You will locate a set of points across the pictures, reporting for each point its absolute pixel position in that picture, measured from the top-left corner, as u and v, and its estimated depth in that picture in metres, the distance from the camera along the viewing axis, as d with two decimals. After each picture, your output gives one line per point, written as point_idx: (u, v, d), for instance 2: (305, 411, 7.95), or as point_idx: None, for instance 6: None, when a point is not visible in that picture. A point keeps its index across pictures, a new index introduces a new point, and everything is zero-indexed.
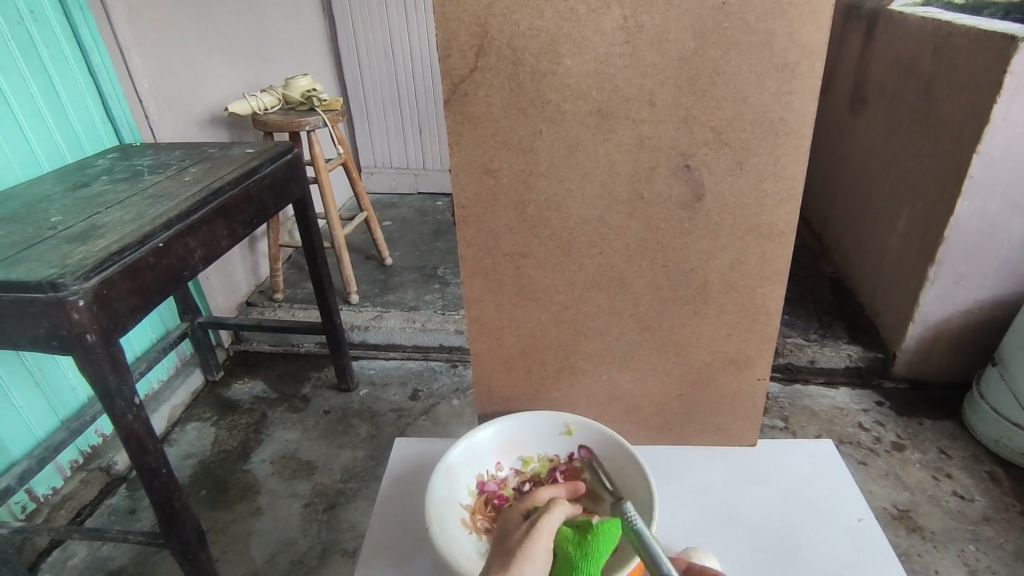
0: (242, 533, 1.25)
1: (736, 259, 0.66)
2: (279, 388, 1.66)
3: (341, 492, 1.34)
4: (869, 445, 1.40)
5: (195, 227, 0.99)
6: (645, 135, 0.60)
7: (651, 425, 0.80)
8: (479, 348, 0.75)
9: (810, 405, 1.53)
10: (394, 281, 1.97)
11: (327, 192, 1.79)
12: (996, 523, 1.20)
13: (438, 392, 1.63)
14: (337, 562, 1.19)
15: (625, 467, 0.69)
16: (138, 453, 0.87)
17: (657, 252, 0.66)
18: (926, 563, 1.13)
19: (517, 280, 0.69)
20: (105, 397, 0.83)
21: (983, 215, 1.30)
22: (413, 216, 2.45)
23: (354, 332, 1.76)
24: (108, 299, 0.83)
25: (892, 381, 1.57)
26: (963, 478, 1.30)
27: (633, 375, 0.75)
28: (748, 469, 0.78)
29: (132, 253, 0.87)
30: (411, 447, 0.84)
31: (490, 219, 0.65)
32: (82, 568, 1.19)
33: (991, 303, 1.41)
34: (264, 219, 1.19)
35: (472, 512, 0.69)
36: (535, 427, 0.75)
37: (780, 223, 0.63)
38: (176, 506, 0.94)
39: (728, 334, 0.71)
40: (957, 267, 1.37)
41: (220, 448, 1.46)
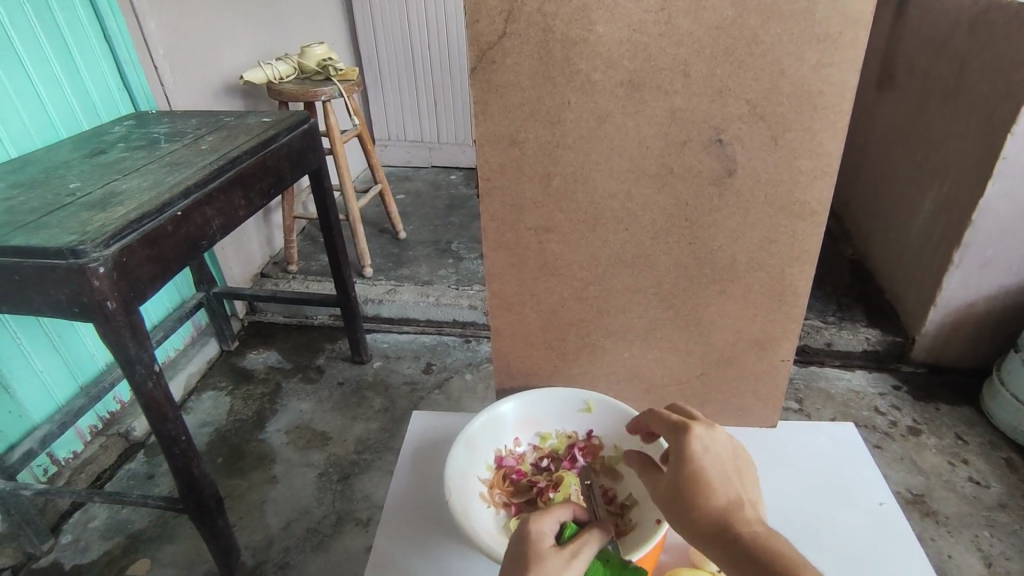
0: (258, 501, 1.27)
1: (766, 238, 0.65)
2: (294, 358, 1.68)
3: (355, 463, 1.36)
4: (884, 429, 1.39)
5: (212, 196, 0.98)
6: (677, 107, 0.58)
7: (670, 404, 0.79)
8: (499, 324, 0.74)
9: (824, 388, 1.52)
10: (408, 255, 1.96)
11: (342, 163, 1.78)
12: (1011, 509, 1.20)
13: (452, 366, 1.64)
14: (351, 531, 1.21)
15: (645, 446, 0.69)
16: (158, 420, 0.88)
17: (685, 228, 0.65)
18: (939, 547, 1.13)
19: (540, 255, 0.68)
20: (125, 364, 0.84)
21: (1014, 197, 1.27)
22: (426, 190, 2.43)
23: (368, 305, 1.76)
24: (127, 267, 0.83)
25: (910, 366, 1.55)
26: (980, 465, 1.29)
27: (654, 353, 0.75)
28: (768, 450, 0.77)
29: (151, 221, 0.87)
30: (429, 419, 0.84)
31: (515, 192, 0.64)
32: (103, 530, 1.22)
33: (1016, 289, 1.38)
34: (281, 188, 1.18)
35: (490, 487, 0.69)
36: (554, 403, 0.74)
37: (813, 201, 0.62)
38: (195, 473, 0.95)
39: (753, 314, 0.70)
40: (984, 251, 1.34)
41: (236, 417, 1.48)
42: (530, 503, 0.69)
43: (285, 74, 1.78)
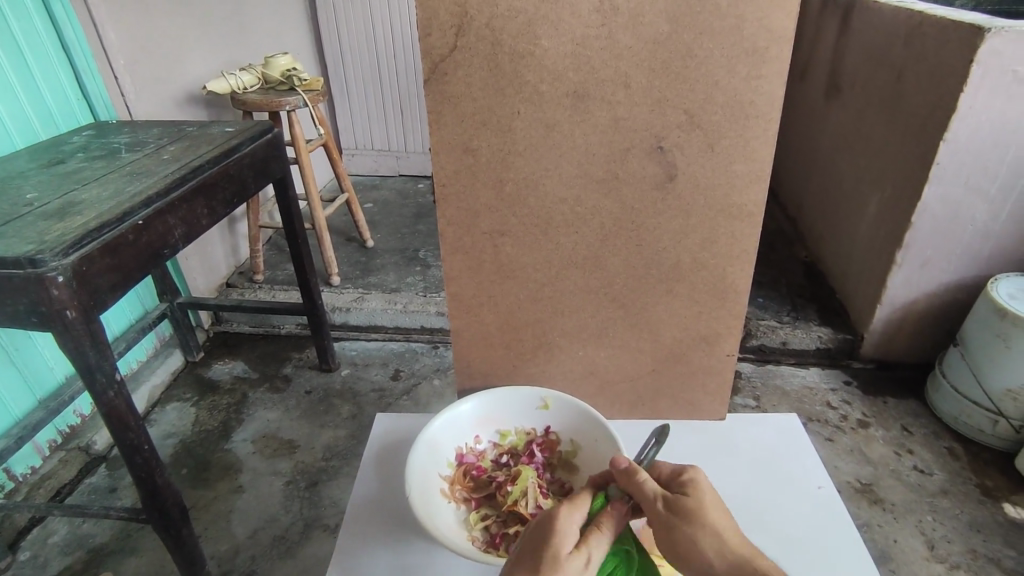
0: (225, 510, 1.27)
1: (707, 239, 0.69)
2: (260, 368, 1.67)
3: (323, 470, 1.36)
4: (835, 422, 1.45)
5: (175, 205, 0.99)
6: (619, 117, 0.61)
7: (625, 400, 0.83)
8: (458, 326, 0.77)
9: (780, 385, 1.58)
10: (375, 263, 1.97)
11: (308, 172, 1.78)
12: (952, 495, 1.27)
13: (419, 372, 1.65)
14: (319, 537, 1.21)
15: (599, 440, 0.72)
16: (120, 429, 0.88)
17: (631, 231, 0.68)
18: (886, 533, 1.19)
19: (495, 258, 0.71)
20: (85, 373, 0.84)
21: (949, 201, 1.35)
22: (394, 199, 2.45)
23: (335, 314, 1.76)
24: (87, 275, 0.83)
25: (860, 362, 1.63)
26: (924, 454, 1.36)
27: (606, 351, 0.78)
28: (716, 440, 0.81)
29: (111, 230, 0.87)
30: (393, 421, 0.86)
31: (470, 198, 0.67)
32: (63, 545, 1.20)
33: (955, 287, 1.46)
34: (244, 197, 1.18)
35: (451, 483, 0.71)
36: (513, 401, 0.77)
37: (750, 203, 0.66)
38: (158, 482, 0.94)
39: (698, 312, 0.74)
40: (924, 251, 1.42)
41: (201, 428, 1.47)
42: (490, 498, 0.71)
43: (249, 84, 1.78)
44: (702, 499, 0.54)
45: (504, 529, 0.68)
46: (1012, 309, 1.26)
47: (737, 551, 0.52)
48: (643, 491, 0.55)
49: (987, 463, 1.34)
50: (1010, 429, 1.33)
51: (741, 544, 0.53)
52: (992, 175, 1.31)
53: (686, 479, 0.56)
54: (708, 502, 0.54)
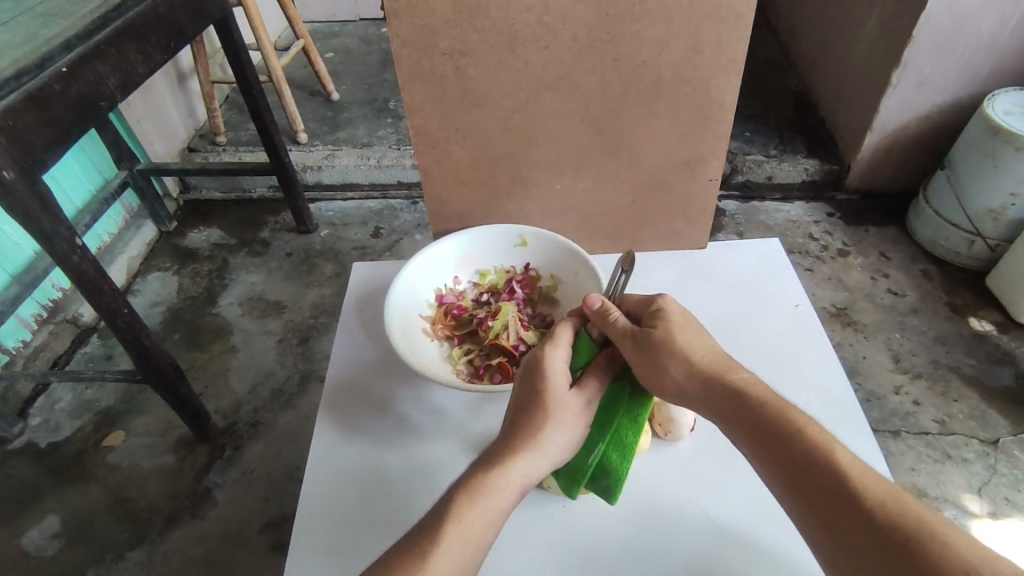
0: (222, 369, 1.30)
1: (691, 48, 0.62)
2: (237, 233, 1.63)
3: (313, 327, 1.38)
4: (816, 253, 1.47)
5: (102, 50, 0.88)
6: None
7: (605, 234, 0.81)
8: (427, 164, 0.72)
9: (764, 220, 1.58)
10: (343, 117, 1.85)
11: (255, 15, 1.60)
12: (923, 313, 1.32)
13: (400, 228, 1.62)
14: (316, 388, 1.26)
15: (579, 272, 0.71)
16: (93, 294, 0.86)
17: (608, 43, 0.62)
18: (856, 351, 1.25)
19: (459, 83, 0.64)
20: (42, 239, 0.80)
21: (955, 9, 1.24)
22: (356, 46, 2.25)
23: (306, 173, 1.69)
24: (17, 132, 0.76)
25: (845, 193, 1.61)
26: (900, 277, 1.40)
27: (585, 183, 0.75)
28: (696, 267, 0.81)
29: (32, 79, 0.78)
30: (371, 269, 0.85)
31: (425, 12, 0.59)
32: (71, 410, 1.24)
33: (949, 106, 1.40)
34: (183, 41, 1.06)
35: (432, 323, 0.72)
36: (490, 240, 0.75)
37: (737, 3, 0.59)
38: (146, 344, 0.95)
39: (681, 134, 0.70)
40: (921, 69, 1.34)
41: (185, 295, 1.47)
42: (472, 334, 0.72)
43: None
44: (674, 324, 0.54)
45: (488, 361, 0.69)
46: (1006, 125, 1.21)
47: (708, 368, 0.51)
48: (614, 328, 0.55)
49: (959, 282, 1.38)
50: (986, 248, 1.35)
51: (717, 357, 0.52)
52: None
53: (654, 310, 0.55)
54: (678, 327, 0.53)
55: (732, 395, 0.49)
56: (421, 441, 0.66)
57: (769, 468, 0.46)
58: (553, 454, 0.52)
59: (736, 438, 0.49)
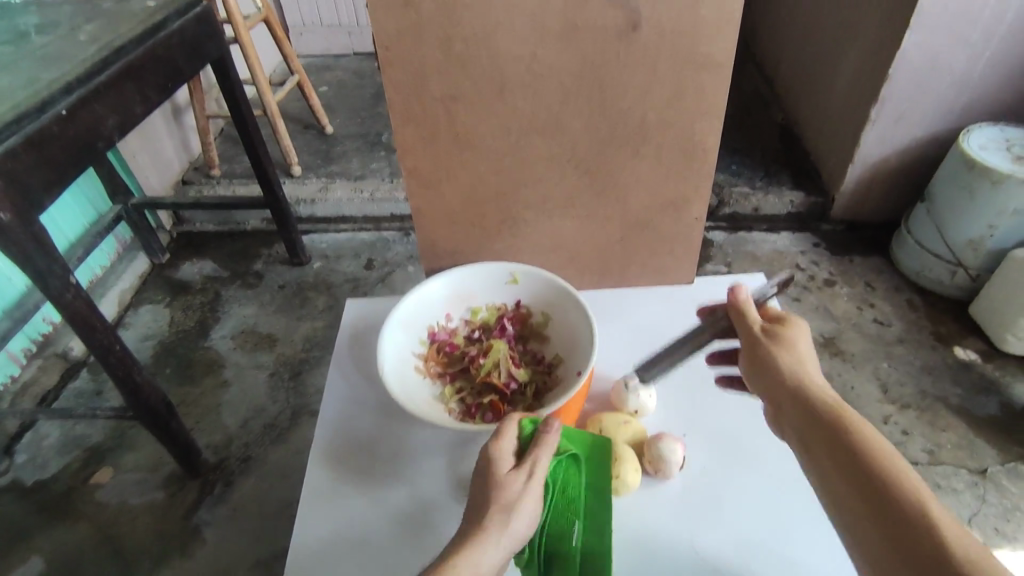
0: (213, 404, 1.30)
1: (674, 94, 0.65)
2: (229, 265, 1.64)
3: (305, 360, 1.38)
4: (803, 283, 1.50)
5: (101, 91, 0.90)
6: None
7: (594, 271, 0.83)
8: (419, 204, 0.74)
9: (751, 251, 1.60)
10: (337, 150, 1.88)
11: (251, 52, 1.64)
12: (908, 343, 1.34)
13: (393, 260, 1.63)
14: (308, 422, 1.26)
15: (569, 309, 0.73)
16: (86, 332, 0.86)
17: (594, 90, 0.64)
18: (844, 381, 1.26)
19: (450, 128, 0.66)
20: (37, 278, 0.80)
21: (929, 48, 1.29)
22: (350, 80, 2.29)
23: (300, 206, 1.70)
24: (14, 174, 0.77)
25: (829, 224, 1.65)
26: (885, 307, 1.42)
27: (574, 222, 0.76)
28: (684, 302, 0.82)
29: (31, 122, 0.80)
30: (364, 305, 0.86)
31: (417, 61, 0.61)
32: (59, 446, 1.23)
33: (928, 140, 1.44)
34: (180, 81, 1.09)
35: (425, 360, 0.73)
36: (482, 277, 0.76)
37: (717, 53, 0.62)
38: (136, 381, 0.95)
39: (666, 175, 0.72)
40: (899, 105, 1.38)
41: (177, 328, 1.47)
42: (464, 372, 0.73)
43: None
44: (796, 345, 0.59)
45: (479, 399, 0.70)
46: (982, 160, 1.25)
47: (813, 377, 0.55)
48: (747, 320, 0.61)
49: (943, 311, 1.41)
50: (967, 278, 1.38)
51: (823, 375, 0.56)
52: (975, 18, 1.24)
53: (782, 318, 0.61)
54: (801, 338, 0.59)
55: (802, 389, 0.54)
56: (414, 481, 0.66)
57: (825, 465, 0.49)
58: (513, 537, 0.52)
59: (812, 460, 0.51)
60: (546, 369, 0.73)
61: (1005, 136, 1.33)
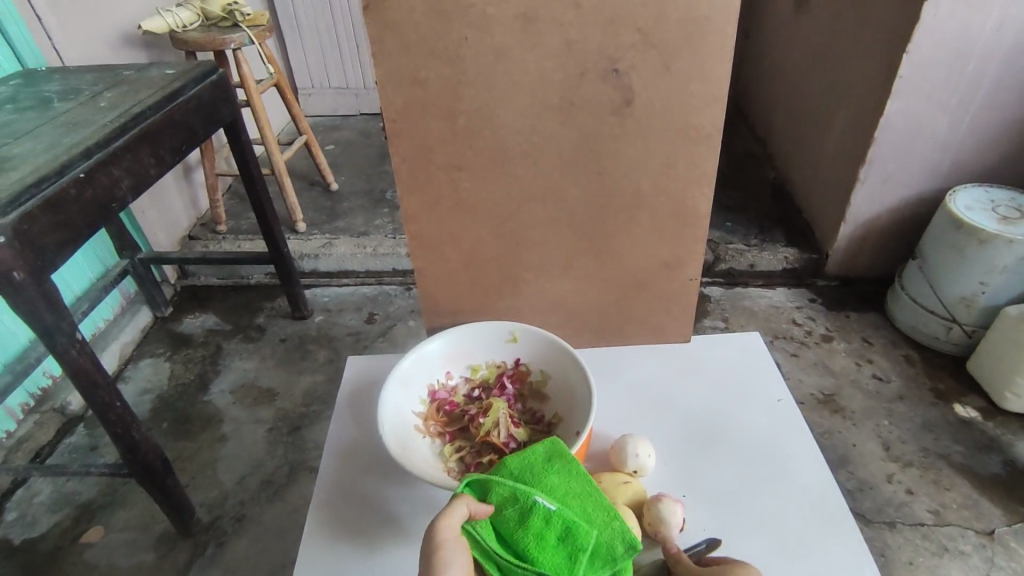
0: (209, 460, 1.29)
1: (666, 163, 0.68)
2: (232, 319, 1.65)
3: (304, 415, 1.38)
4: (800, 338, 1.51)
5: (118, 155, 0.94)
6: (572, 39, 0.59)
7: (593, 329, 0.84)
8: (422, 265, 0.76)
9: (749, 306, 1.62)
10: (342, 207, 1.93)
11: (262, 115, 1.71)
12: (908, 399, 1.34)
13: (394, 314, 1.65)
14: (305, 478, 1.24)
15: (567, 368, 0.74)
16: (89, 388, 0.87)
17: (590, 159, 0.67)
18: (845, 438, 1.26)
19: (454, 194, 0.69)
20: (45, 334, 0.82)
21: (911, 114, 1.35)
22: (357, 139, 2.37)
23: (304, 261, 1.73)
24: (31, 234, 0.80)
25: (825, 279, 1.67)
26: (883, 363, 1.43)
27: (573, 282, 0.78)
28: (681, 362, 0.84)
29: (51, 185, 0.83)
30: (365, 364, 0.87)
31: (422, 132, 0.65)
32: (51, 503, 1.21)
33: (916, 200, 1.49)
34: (194, 144, 1.13)
35: (425, 419, 0.73)
36: (481, 336, 0.78)
37: (707, 125, 0.65)
38: (135, 438, 0.95)
39: (662, 238, 0.74)
40: (886, 167, 1.43)
41: (177, 382, 1.47)
42: (464, 431, 0.73)
43: (189, 21, 1.66)
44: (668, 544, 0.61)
45: (479, 459, 0.70)
46: (969, 220, 1.29)
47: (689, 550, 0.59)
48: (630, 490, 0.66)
49: (941, 368, 1.41)
50: (963, 335, 1.39)
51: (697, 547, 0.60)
52: (953, 87, 1.31)
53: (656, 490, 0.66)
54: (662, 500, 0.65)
55: None
56: (411, 550, 0.65)
57: None
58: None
59: None
60: (546, 429, 0.73)
61: (990, 197, 1.37)
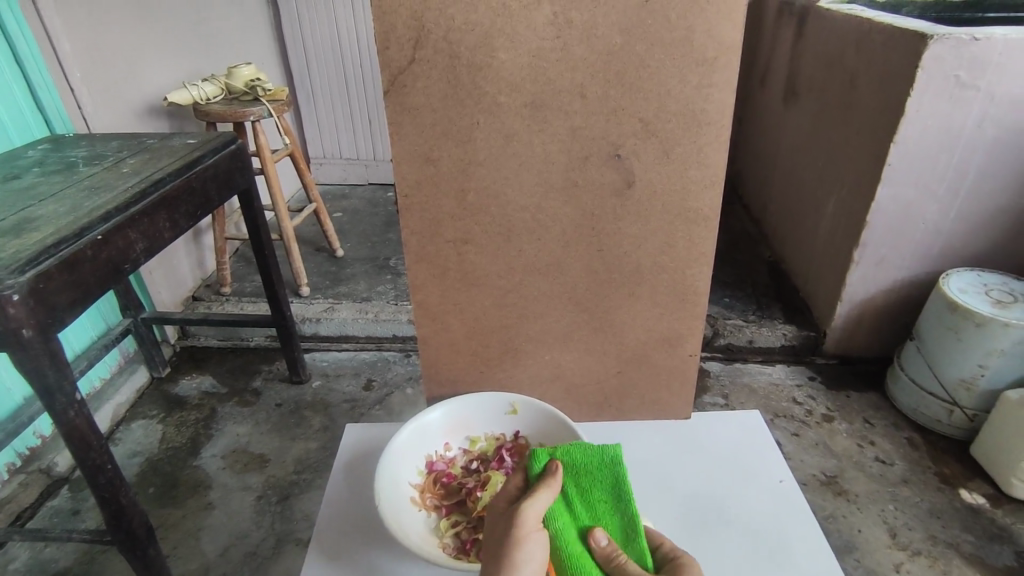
0: (194, 528, 1.24)
1: (665, 243, 0.70)
2: (229, 381, 1.64)
3: (294, 484, 1.34)
4: (801, 417, 1.49)
5: (136, 219, 0.97)
6: (577, 126, 0.63)
7: (593, 402, 0.84)
8: (426, 333, 0.77)
9: (747, 382, 1.62)
10: (346, 272, 1.96)
11: (275, 182, 1.77)
12: (913, 484, 1.31)
13: (392, 381, 1.64)
14: (291, 551, 1.20)
15: (567, 442, 0.73)
16: (82, 449, 0.86)
17: (592, 237, 0.70)
18: (851, 523, 1.22)
19: (460, 266, 0.72)
20: (45, 393, 0.82)
21: (900, 200, 1.40)
22: (363, 208, 2.43)
23: (305, 325, 1.74)
24: (45, 292, 0.81)
25: (823, 358, 1.68)
26: (885, 445, 1.41)
27: (573, 355, 0.79)
28: (682, 438, 0.83)
29: (69, 246, 0.86)
30: (362, 431, 0.86)
31: (433, 207, 0.67)
32: (25, 572, 1.16)
33: (909, 282, 1.52)
34: (208, 210, 1.17)
35: (421, 491, 0.72)
36: (481, 407, 0.78)
37: (705, 207, 0.68)
38: (122, 503, 0.92)
39: (661, 314, 0.76)
40: (879, 249, 1.47)
41: (167, 445, 1.44)
42: (460, 504, 0.72)
43: (212, 94, 1.75)
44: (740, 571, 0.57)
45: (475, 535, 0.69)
46: (963, 303, 1.31)
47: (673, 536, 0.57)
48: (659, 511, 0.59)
49: (945, 452, 1.39)
50: (964, 419, 1.38)
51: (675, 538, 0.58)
52: (940, 176, 1.36)
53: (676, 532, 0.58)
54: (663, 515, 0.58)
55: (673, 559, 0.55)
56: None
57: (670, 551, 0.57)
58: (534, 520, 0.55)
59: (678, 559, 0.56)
60: None
61: (982, 280, 1.40)
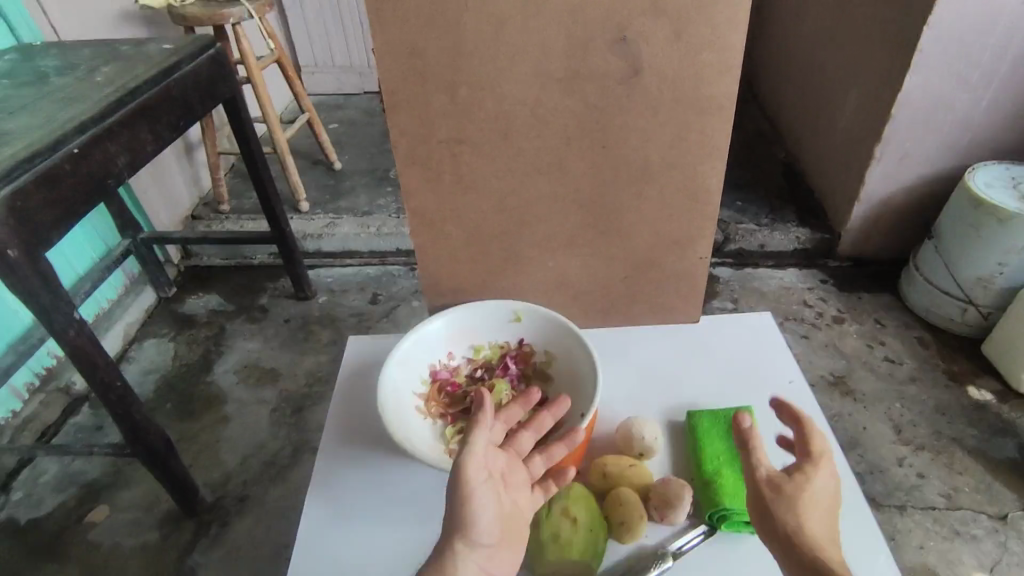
0: (213, 440, 1.28)
1: (676, 137, 0.65)
2: (236, 299, 1.64)
3: (307, 396, 1.37)
4: (811, 320, 1.48)
5: (113, 131, 0.92)
6: (578, 4, 0.56)
7: (599, 308, 0.82)
8: (424, 242, 0.74)
9: (758, 287, 1.59)
10: (345, 186, 1.90)
11: (263, 92, 1.68)
12: (921, 382, 1.31)
13: (398, 294, 1.63)
14: (308, 459, 1.24)
15: (573, 348, 0.72)
16: (88, 368, 0.86)
17: (597, 132, 0.64)
18: (856, 421, 1.24)
19: (455, 169, 0.67)
20: (42, 314, 0.81)
21: (930, 89, 1.30)
22: (360, 118, 2.33)
23: (307, 241, 1.72)
24: (24, 210, 0.78)
25: (837, 260, 1.64)
26: (895, 345, 1.40)
27: (578, 260, 0.76)
28: (691, 342, 0.82)
29: (44, 161, 0.81)
30: (365, 342, 0.86)
31: (423, 105, 0.62)
32: (57, 483, 1.21)
33: (933, 178, 1.45)
34: (192, 121, 1.11)
35: (427, 400, 0.72)
36: (484, 316, 0.76)
37: (720, 95, 0.62)
38: (137, 419, 0.94)
39: (670, 215, 0.72)
40: (902, 144, 1.39)
41: (180, 362, 1.46)
42: (466, 411, 0.72)
43: None
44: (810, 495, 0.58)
45: None
46: (988, 198, 1.25)
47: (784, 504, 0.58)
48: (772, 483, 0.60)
49: (955, 350, 1.38)
50: (978, 317, 1.36)
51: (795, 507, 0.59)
52: (975, 60, 1.26)
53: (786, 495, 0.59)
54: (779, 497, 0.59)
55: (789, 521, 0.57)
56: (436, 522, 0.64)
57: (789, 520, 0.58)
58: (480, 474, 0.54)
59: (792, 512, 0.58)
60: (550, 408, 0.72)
61: (1010, 174, 1.32)
